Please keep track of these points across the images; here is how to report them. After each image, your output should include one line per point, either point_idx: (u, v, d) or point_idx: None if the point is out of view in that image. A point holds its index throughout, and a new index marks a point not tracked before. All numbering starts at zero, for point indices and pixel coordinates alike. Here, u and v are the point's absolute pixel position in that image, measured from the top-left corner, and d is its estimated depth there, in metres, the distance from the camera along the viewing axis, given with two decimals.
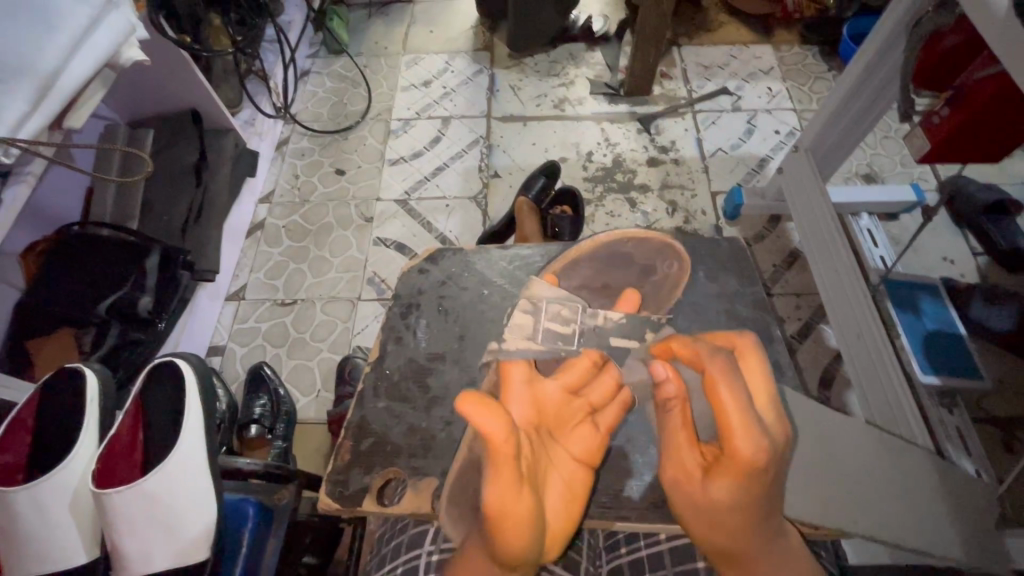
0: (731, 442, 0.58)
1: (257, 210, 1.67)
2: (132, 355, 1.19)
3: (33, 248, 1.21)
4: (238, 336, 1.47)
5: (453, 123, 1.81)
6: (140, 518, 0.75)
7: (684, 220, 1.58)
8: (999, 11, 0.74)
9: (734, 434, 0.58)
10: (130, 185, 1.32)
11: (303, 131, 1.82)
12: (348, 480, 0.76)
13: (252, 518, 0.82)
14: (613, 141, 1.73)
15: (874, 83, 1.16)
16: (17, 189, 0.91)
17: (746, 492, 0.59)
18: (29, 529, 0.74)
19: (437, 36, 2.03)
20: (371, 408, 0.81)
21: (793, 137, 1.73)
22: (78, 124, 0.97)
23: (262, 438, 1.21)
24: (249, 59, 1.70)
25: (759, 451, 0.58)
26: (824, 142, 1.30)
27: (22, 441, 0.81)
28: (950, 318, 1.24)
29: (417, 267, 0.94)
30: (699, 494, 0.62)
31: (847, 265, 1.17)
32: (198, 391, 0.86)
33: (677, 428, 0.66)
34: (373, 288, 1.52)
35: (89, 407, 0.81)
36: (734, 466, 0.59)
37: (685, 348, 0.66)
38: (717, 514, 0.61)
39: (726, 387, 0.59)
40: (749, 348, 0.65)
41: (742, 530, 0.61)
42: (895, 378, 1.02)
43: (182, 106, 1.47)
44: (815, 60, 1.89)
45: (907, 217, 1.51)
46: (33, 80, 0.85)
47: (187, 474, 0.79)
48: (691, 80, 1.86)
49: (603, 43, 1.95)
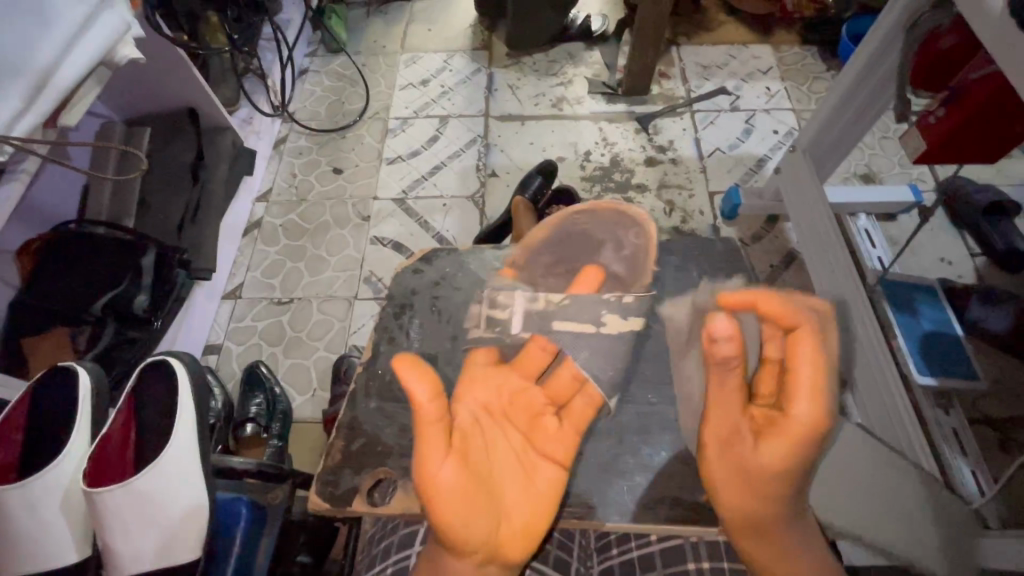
0: (791, 400, 0.60)
1: (254, 209, 1.67)
2: (127, 354, 1.18)
3: (28, 245, 1.21)
4: (235, 335, 1.46)
5: (450, 122, 1.80)
6: (131, 517, 0.75)
7: (682, 220, 1.57)
8: (994, 11, 0.74)
9: (798, 397, 0.60)
10: (126, 183, 1.32)
11: (300, 129, 1.82)
12: (339, 480, 0.76)
13: (244, 518, 0.82)
14: (611, 141, 1.72)
15: (871, 83, 1.15)
16: (11, 187, 0.90)
17: (797, 454, 0.60)
18: (20, 528, 0.73)
19: (436, 35, 2.02)
20: (364, 407, 0.80)
21: (791, 137, 1.72)
22: (73, 121, 0.97)
23: (258, 437, 1.21)
24: (247, 57, 1.70)
25: (823, 417, 0.59)
26: (821, 143, 1.30)
27: (15, 439, 0.81)
28: (945, 318, 1.24)
29: (411, 267, 0.94)
30: (751, 454, 0.62)
31: (845, 266, 1.17)
32: (190, 389, 0.86)
33: (734, 381, 0.64)
34: (370, 287, 1.52)
35: (81, 406, 0.80)
36: (786, 430, 0.60)
37: (778, 307, 0.64)
38: (764, 479, 0.61)
39: (808, 346, 0.62)
40: (805, 332, 0.63)
41: (780, 501, 0.62)
42: (890, 380, 1.02)
43: (179, 104, 1.46)
44: (814, 60, 1.88)
45: (905, 218, 1.51)
46: (28, 77, 0.85)
47: (179, 474, 0.79)
48: (690, 80, 1.85)
49: (602, 43, 1.95)
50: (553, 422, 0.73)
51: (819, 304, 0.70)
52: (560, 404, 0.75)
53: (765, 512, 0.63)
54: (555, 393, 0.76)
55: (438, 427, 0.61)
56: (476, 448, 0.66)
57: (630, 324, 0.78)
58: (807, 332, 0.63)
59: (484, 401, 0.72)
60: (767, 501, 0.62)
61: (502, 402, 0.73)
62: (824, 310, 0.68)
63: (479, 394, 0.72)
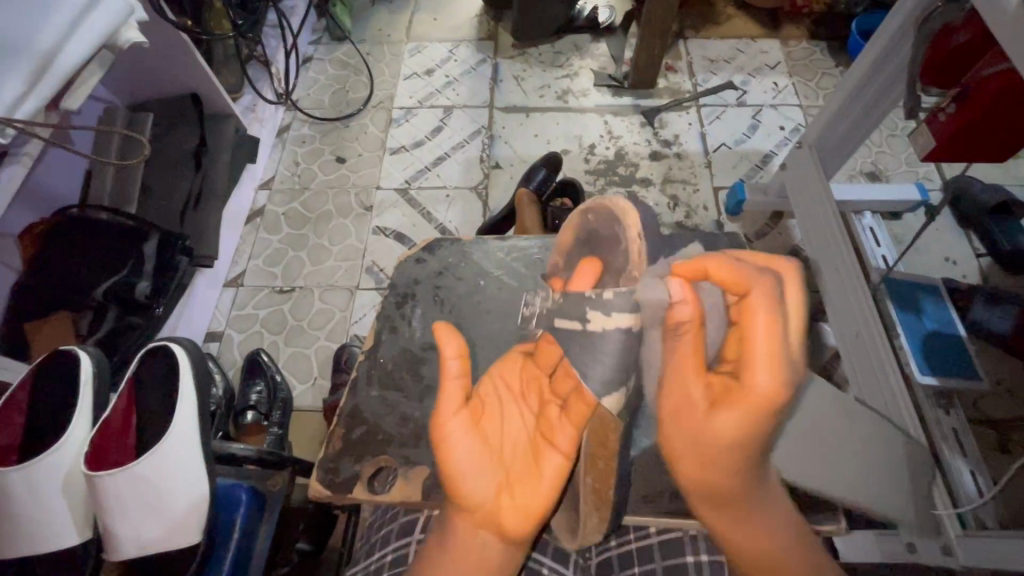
0: (748, 369, 0.58)
1: (256, 197, 1.66)
2: (130, 340, 1.18)
3: (30, 229, 1.21)
4: (236, 322, 1.47)
5: (455, 112, 1.79)
6: (133, 501, 0.75)
7: (686, 216, 1.57)
8: (1010, 7, 0.73)
9: (754, 364, 0.58)
10: (129, 169, 1.31)
11: (304, 118, 1.81)
12: (339, 468, 0.76)
13: (245, 503, 0.82)
14: (616, 134, 1.71)
15: (882, 78, 1.14)
16: (13, 169, 0.90)
17: (753, 424, 0.59)
18: (23, 509, 0.74)
19: (441, 24, 2.01)
20: (365, 396, 0.81)
21: (798, 133, 1.71)
22: (75, 105, 0.96)
23: (258, 425, 1.22)
24: (251, 44, 1.69)
25: (781, 383, 0.58)
26: (827, 139, 1.29)
27: (17, 421, 0.82)
28: (948, 317, 1.24)
29: (414, 257, 0.93)
30: (702, 425, 0.60)
31: (848, 264, 1.16)
32: (192, 375, 0.86)
33: (685, 351, 0.62)
34: (372, 277, 1.52)
35: (83, 390, 0.81)
36: (746, 397, 0.58)
37: (726, 271, 0.60)
38: (718, 445, 0.60)
39: (767, 313, 0.58)
40: (756, 300, 0.58)
41: (742, 467, 0.61)
42: (892, 380, 1.02)
43: (182, 90, 1.45)
44: (823, 56, 1.86)
45: (910, 216, 1.50)
46: (28, 60, 0.85)
47: (181, 459, 0.79)
48: (697, 74, 1.84)
49: (609, 35, 1.93)
50: (556, 411, 0.66)
51: (778, 262, 0.66)
52: (565, 396, 0.67)
53: (729, 482, 0.62)
54: (558, 386, 0.68)
55: (457, 392, 0.66)
56: (495, 424, 0.70)
57: (621, 322, 0.63)
58: (759, 300, 0.58)
59: (511, 387, 0.72)
60: (725, 467, 0.61)
61: (525, 383, 0.73)
62: (784, 267, 0.65)
63: (505, 379, 0.73)
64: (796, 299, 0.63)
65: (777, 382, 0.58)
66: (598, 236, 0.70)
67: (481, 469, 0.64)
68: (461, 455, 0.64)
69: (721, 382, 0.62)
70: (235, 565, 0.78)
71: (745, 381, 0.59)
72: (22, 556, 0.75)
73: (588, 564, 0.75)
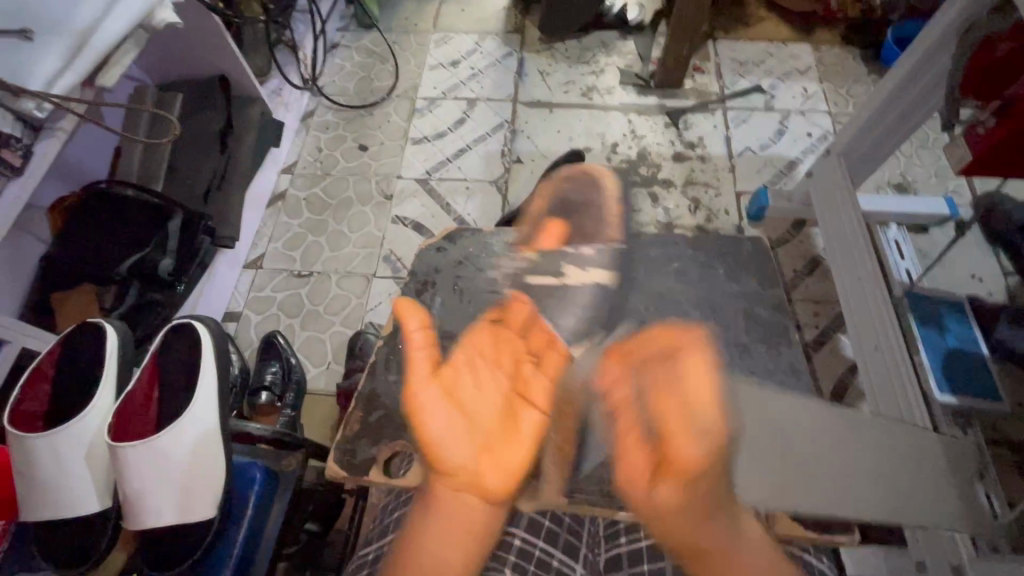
0: (670, 439, 0.54)
1: (279, 180, 1.68)
2: (152, 315, 1.23)
3: (61, 202, 1.24)
4: (254, 303, 1.49)
5: (478, 105, 1.79)
6: (152, 474, 0.77)
7: (706, 219, 1.55)
8: None
9: (672, 434, 0.54)
10: (157, 148, 1.33)
11: (329, 104, 1.82)
12: (356, 450, 0.77)
13: (259, 480, 0.84)
14: (639, 133, 1.70)
15: (918, 88, 1.11)
16: (47, 144, 0.91)
17: (692, 489, 0.53)
18: (47, 474, 0.76)
19: (469, 16, 2.00)
20: (383, 382, 0.81)
21: (825, 141, 1.68)
22: (109, 83, 0.98)
23: (272, 405, 1.23)
24: (280, 28, 1.70)
25: (701, 452, 0.54)
26: (857, 149, 1.27)
27: (41, 390, 0.83)
28: (971, 335, 1.22)
29: (435, 248, 0.94)
30: (646, 501, 0.56)
31: (870, 274, 1.15)
32: (213, 353, 0.88)
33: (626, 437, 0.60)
34: (389, 266, 1.53)
35: (108, 361, 0.83)
36: (671, 467, 0.54)
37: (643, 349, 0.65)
38: (670, 522, 0.54)
39: (637, 400, 0.59)
40: (688, 358, 0.62)
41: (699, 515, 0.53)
42: (910, 394, 1.00)
43: (212, 72, 1.47)
44: (855, 63, 1.83)
45: (936, 231, 1.47)
46: (68, 38, 0.88)
47: (201, 435, 0.81)
48: (725, 76, 1.81)
49: (638, 33, 1.91)
50: (530, 369, 0.66)
51: (676, 341, 0.65)
52: (537, 353, 0.69)
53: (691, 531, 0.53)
54: (533, 343, 0.70)
55: (424, 362, 0.73)
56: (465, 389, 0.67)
57: (595, 276, 0.79)
58: (666, 371, 0.59)
59: (484, 351, 0.71)
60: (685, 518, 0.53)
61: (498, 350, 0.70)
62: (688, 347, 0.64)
63: (477, 346, 0.72)
64: (693, 361, 0.61)
65: (697, 448, 0.54)
66: (583, 193, 0.89)
67: (459, 431, 0.63)
68: (440, 424, 0.65)
69: (648, 458, 0.57)
70: (250, 539, 0.81)
71: (668, 449, 0.54)
72: (44, 518, 0.77)
73: (596, 560, 0.74)
